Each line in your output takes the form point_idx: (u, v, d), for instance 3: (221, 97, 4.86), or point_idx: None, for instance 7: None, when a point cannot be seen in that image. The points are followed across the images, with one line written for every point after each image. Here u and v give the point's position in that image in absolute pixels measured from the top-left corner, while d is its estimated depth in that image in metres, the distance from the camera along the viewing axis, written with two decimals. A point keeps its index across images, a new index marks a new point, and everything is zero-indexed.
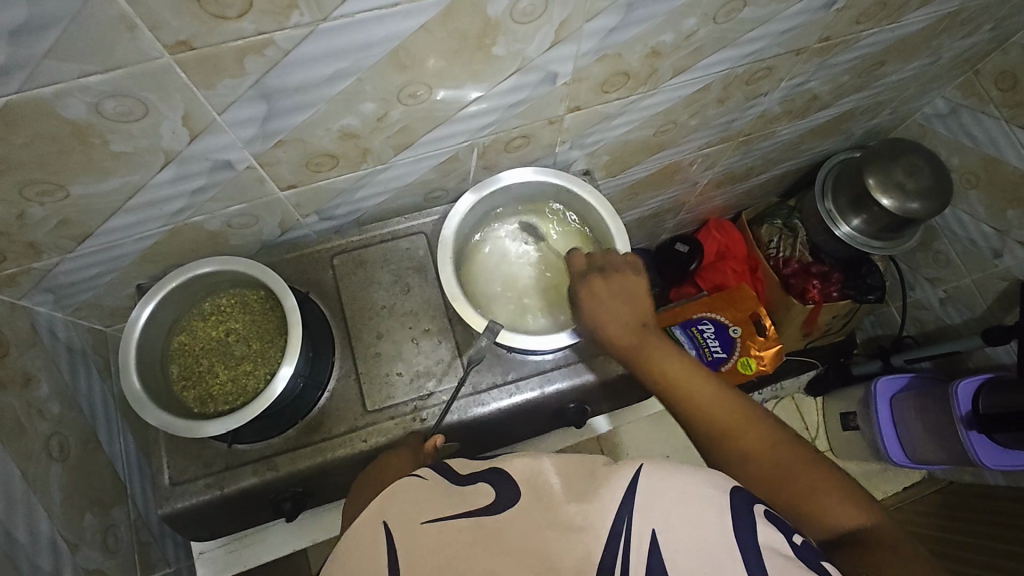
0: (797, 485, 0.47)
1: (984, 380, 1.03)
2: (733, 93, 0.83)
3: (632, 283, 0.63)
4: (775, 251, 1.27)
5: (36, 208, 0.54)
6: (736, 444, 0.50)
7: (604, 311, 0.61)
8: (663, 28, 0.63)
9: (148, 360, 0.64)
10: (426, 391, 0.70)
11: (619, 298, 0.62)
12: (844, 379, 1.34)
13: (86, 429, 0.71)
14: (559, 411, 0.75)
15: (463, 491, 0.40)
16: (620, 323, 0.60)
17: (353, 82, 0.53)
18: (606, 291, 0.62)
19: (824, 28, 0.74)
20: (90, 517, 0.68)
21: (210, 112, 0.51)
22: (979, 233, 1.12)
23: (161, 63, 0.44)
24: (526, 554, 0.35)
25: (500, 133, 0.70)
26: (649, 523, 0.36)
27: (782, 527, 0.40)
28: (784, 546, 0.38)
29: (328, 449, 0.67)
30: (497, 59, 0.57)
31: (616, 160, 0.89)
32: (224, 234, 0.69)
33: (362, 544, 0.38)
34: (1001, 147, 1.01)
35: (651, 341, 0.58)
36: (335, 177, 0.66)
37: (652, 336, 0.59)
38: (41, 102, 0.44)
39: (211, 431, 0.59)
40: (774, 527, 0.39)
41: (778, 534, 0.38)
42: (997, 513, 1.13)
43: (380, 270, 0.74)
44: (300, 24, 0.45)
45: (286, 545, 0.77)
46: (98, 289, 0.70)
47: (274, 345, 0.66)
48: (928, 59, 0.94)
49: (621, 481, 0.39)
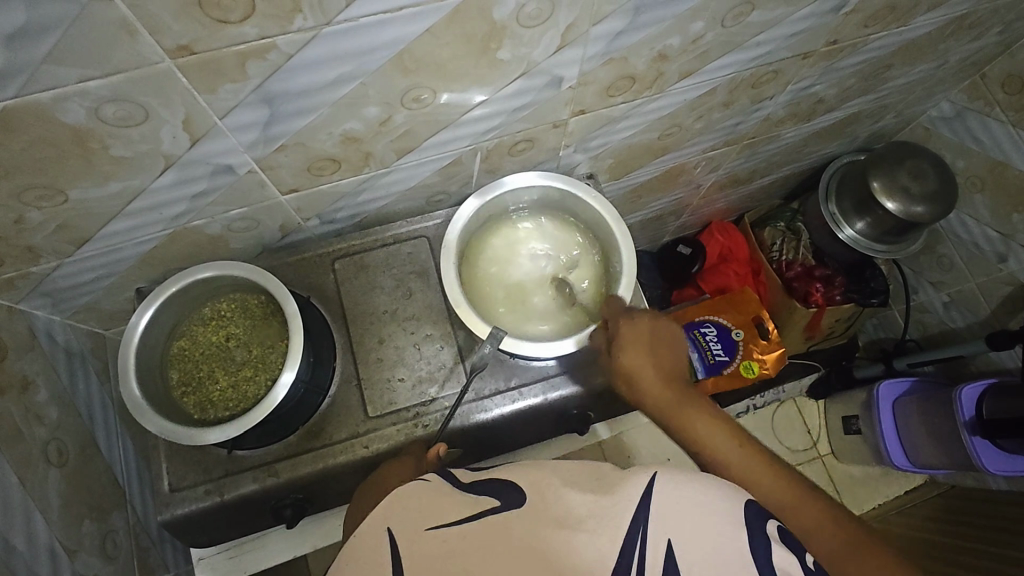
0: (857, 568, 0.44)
1: (987, 385, 1.03)
2: (739, 96, 0.82)
3: (669, 337, 0.62)
4: (778, 253, 1.26)
5: (34, 212, 0.53)
6: (789, 518, 0.48)
7: (642, 365, 0.59)
8: (671, 32, 0.62)
9: (148, 366, 0.63)
10: (429, 396, 0.69)
11: (655, 352, 0.60)
12: (848, 382, 1.33)
13: (85, 434, 0.70)
14: (562, 418, 0.75)
15: (468, 497, 0.40)
16: (655, 373, 0.58)
17: (356, 86, 0.52)
18: (641, 345, 0.61)
19: (832, 31, 0.74)
20: (89, 524, 0.67)
21: (211, 116, 0.50)
22: (984, 237, 1.11)
23: (162, 67, 0.43)
24: (534, 554, 0.35)
25: (504, 137, 0.70)
26: (665, 533, 0.36)
27: (795, 548, 0.39)
28: (796, 566, 0.37)
29: (329, 455, 0.66)
30: (503, 63, 0.56)
31: (620, 163, 0.88)
32: (224, 237, 0.68)
33: (365, 551, 0.37)
34: (1007, 151, 1.01)
35: (690, 400, 0.56)
36: (338, 181, 0.65)
37: (693, 395, 0.57)
38: (39, 107, 0.43)
39: (211, 438, 0.58)
40: (788, 550, 0.38)
41: (792, 557, 0.37)
42: (999, 519, 1.12)
43: (382, 274, 0.74)
44: (303, 28, 0.44)
45: (286, 551, 0.76)
46: (97, 293, 0.69)
47: (275, 351, 0.66)
48: (935, 62, 0.93)
49: (635, 490, 0.38)
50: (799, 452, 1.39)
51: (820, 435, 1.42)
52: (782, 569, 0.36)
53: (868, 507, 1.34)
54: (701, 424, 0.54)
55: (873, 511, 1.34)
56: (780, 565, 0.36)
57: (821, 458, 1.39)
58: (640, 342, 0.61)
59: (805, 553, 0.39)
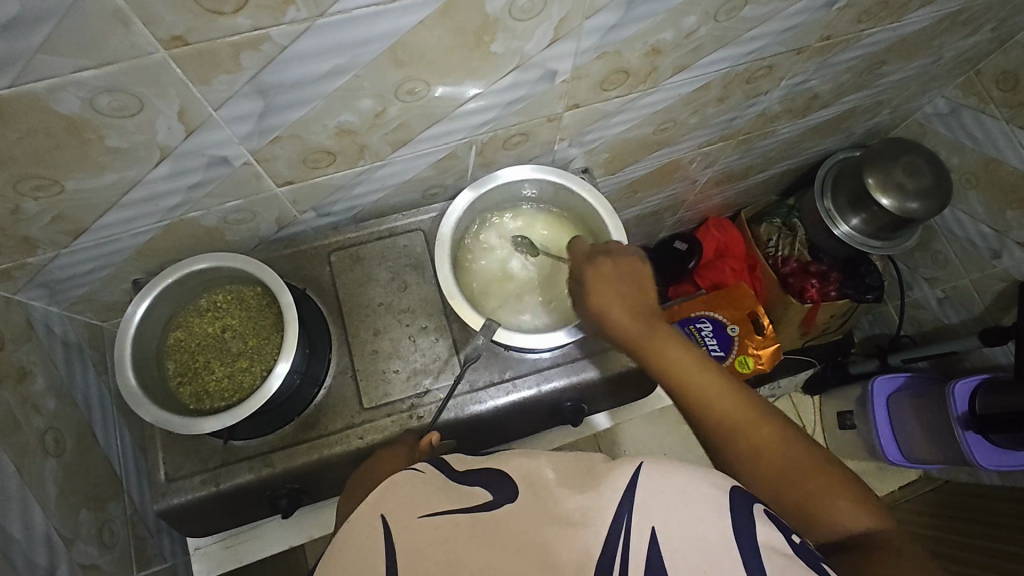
0: (807, 490, 0.46)
1: (981, 380, 1.03)
2: (733, 91, 0.82)
3: (637, 272, 0.61)
4: (774, 249, 1.27)
5: (30, 203, 0.54)
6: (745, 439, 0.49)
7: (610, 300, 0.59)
8: (664, 26, 0.62)
9: (144, 357, 0.63)
10: (423, 388, 0.70)
11: (625, 285, 0.60)
12: (843, 377, 1.32)
13: (82, 424, 0.71)
14: (556, 410, 0.75)
15: (461, 488, 0.40)
16: (623, 307, 0.58)
17: (350, 78, 0.53)
18: (611, 280, 0.60)
19: (825, 27, 0.74)
20: (85, 513, 0.68)
21: (206, 108, 0.50)
22: (978, 234, 1.12)
23: (156, 58, 0.44)
24: (529, 551, 0.35)
25: (498, 130, 0.70)
26: (649, 521, 0.36)
27: (779, 525, 0.39)
28: (782, 543, 0.37)
29: (324, 446, 0.67)
30: (495, 56, 0.57)
31: (615, 158, 0.89)
32: (220, 229, 0.69)
33: (358, 537, 0.38)
34: (1001, 147, 1.01)
35: (658, 331, 0.56)
36: (333, 174, 0.66)
37: (659, 324, 0.57)
38: (35, 97, 0.44)
39: (207, 428, 0.59)
40: (773, 524, 0.38)
41: (776, 531, 0.38)
42: (991, 512, 1.13)
43: (378, 266, 0.74)
44: (296, 19, 0.44)
45: (282, 541, 0.77)
46: (94, 284, 0.70)
47: (270, 343, 0.66)
48: (929, 58, 0.94)
49: (621, 479, 0.38)
50: None
51: (817, 430, 1.43)
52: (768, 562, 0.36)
53: None
54: (669, 351, 0.54)
55: None
56: (766, 549, 0.36)
57: None
58: (609, 279, 0.60)
59: (790, 531, 0.39)
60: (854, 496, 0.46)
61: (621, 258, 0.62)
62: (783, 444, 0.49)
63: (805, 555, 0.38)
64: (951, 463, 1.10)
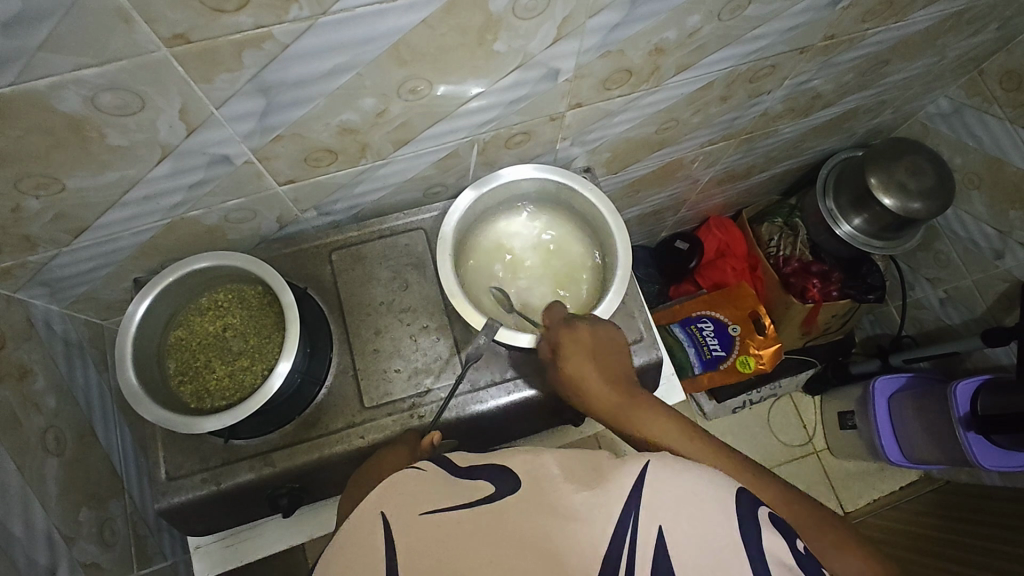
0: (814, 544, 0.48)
1: (982, 381, 1.03)
2: (736, 91, 0.82)
3: (607, 338, 0.61)
4: (775, 249, 1.27)
5: (32, 201, 0.54)
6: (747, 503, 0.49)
7: (587, 377, 0.58)
8: (667, 25, 0.62)
9: (145, 356, 0.63)
10: (424, 387, 0.70)
11: (598, 358, 0.59)
12: (844, 378, 1.34)
13: (83, 423, 0.71)
14: (557, 410, 0.75)
15: (464, 483, 0.40)
16: (599, 379, 0.57)
17: (352, 77, 0.52)
18: (583, 352, 0.59)
19: (829, 26, 0.74)
20: (86, 512, 0.68)
21: (208, 106, 0.50)
22: (981, 234, 1.12)
23: (158, 56, 0.44)
24: (533, 547, 0.35)
25: (501, 129, 0.70)
26: (655, 519, 0.36)
27: (785, 532, 0.39)
28: (787, 553, 0.37)
29: (325, 445, 0.67)
30: (499, 55, 0.56)
31: (617, 157, 0.88)
32: (221, 228, 0.69)
33: (359, 536, 0.38)
34: (1004, 147, 1.01)
35: (638, 404, 0.55)
36: (335, 172, 0.66)
37: (637, 397, 0.56)
38: (37, 95, 0.43)
39: (208, 427, 0.59)
40: (778, 533, 0.38)
41: (784, 543, 0.37)
42: (992, 513, 1.13)
43: (379, 265, 0.74)
44: (299, 17, 0.44)
45: (283, 540, 0.77)
46: (95, 283, 0.70)
47: (272, 342, 0.66)
48: (933, 58, 0.94)
49: (628, 477, 0.38)
50: (795, 447, 1.42)
51: (817, 430, 1.44)
52: (775, 562, 0.36)
53: (861, 503, 1.36)
54: (651, 425, 0.54)
55: (867, 507, 1.36)
56: (772, 557, 0.36)
57: (817, 454, 1.41)
58: (582, 349, 0.59)
59: (794, 538, 0.39)
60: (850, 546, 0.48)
61: (593, 323, 0.62)
62: (780, 505, 0.50)
63: (808, 566, 0.38)
64: (953, 464, 1.10)
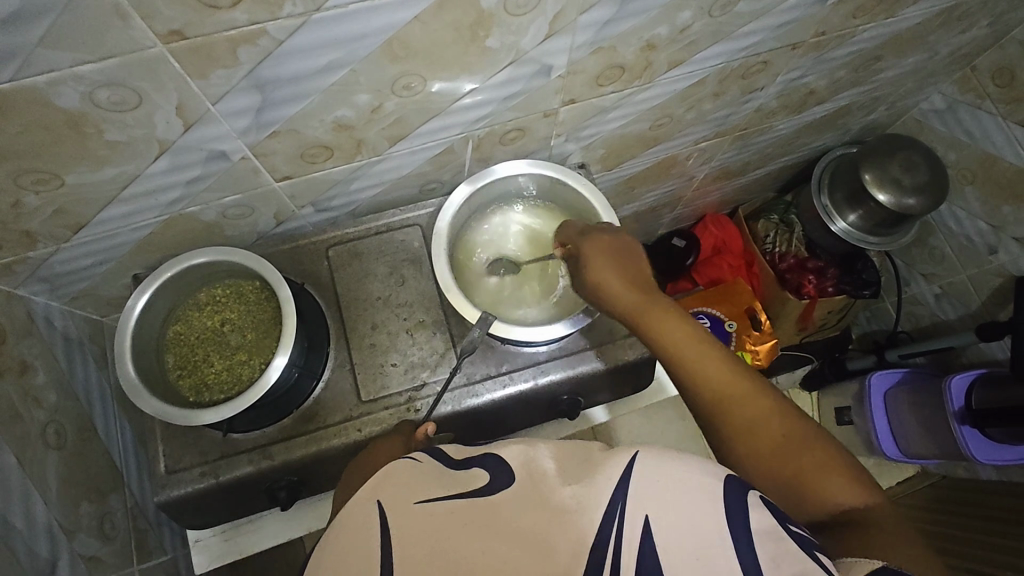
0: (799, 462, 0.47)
1: (977, 376, 1.04)
2: (729, 87, 0.83)
3: (632, 248, 0.61)
4: (771, 245, 1.27)
5: (31, 197, 0.54)
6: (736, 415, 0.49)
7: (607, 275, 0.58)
8: (658, 22, 0.63)
9: (143, 349, 0.64)
10: (420, 381, 0.70)
11: (618, 259, 0.60)
12: (840, 375, 1.32)
13: (83, 417, 0.72)
14: (552, 403, 0.76)
15: (458, 473, 0.41)
16: (617, 280, 0.58)
17: (346, 73, 0.53)
18: (607, 254, 0.60)
19: (819, 22, 0.74)
20: (86, 505, 0.68)
21: (204, 102, 0.51)
22: (975, 229, 1.12)
23: (155, 52, 0.44)
24: (527, 539, 0.35)
25: (495, 126, 0.71)
26: (642, 509, 0.37)
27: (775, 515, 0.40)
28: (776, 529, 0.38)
29: (322, 439, 0.67)
30: (491, 51, 0.57)
31: (611, 153, 0.89)
32: (219, 224, 0.69)
33: (352, 527, 0.38)
34: (997, 143, 1.01)
35: (652, 306, 0.56)
36: (330, 168, 0.66)
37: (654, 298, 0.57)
38: (35, 91, 0.44)
39: (207, 419, 0.59)
40: (767, 512, 0.39)
41: (773, 523, 0.39)
42: (988, 506, 1.14)
43: (376, 261, 0.75)
44: (293, 14, 0.45)
45: (280, 534, 0.78)
46: (94, 279, 0.71)
47: (269, 336, 0.67)
48: (925, 54, 0.94)
49: (615, 469, 0.39)
50: None
51: None
52: (763, 546, 0.36)
53: None
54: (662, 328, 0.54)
55: None
56: (760, 542, 0.37)
57: None
58: (602, 251, 0.60)
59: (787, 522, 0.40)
60: (847, 472, 0.47)
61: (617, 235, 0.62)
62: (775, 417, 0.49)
63: (802, 542, 0.39)
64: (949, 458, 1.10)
